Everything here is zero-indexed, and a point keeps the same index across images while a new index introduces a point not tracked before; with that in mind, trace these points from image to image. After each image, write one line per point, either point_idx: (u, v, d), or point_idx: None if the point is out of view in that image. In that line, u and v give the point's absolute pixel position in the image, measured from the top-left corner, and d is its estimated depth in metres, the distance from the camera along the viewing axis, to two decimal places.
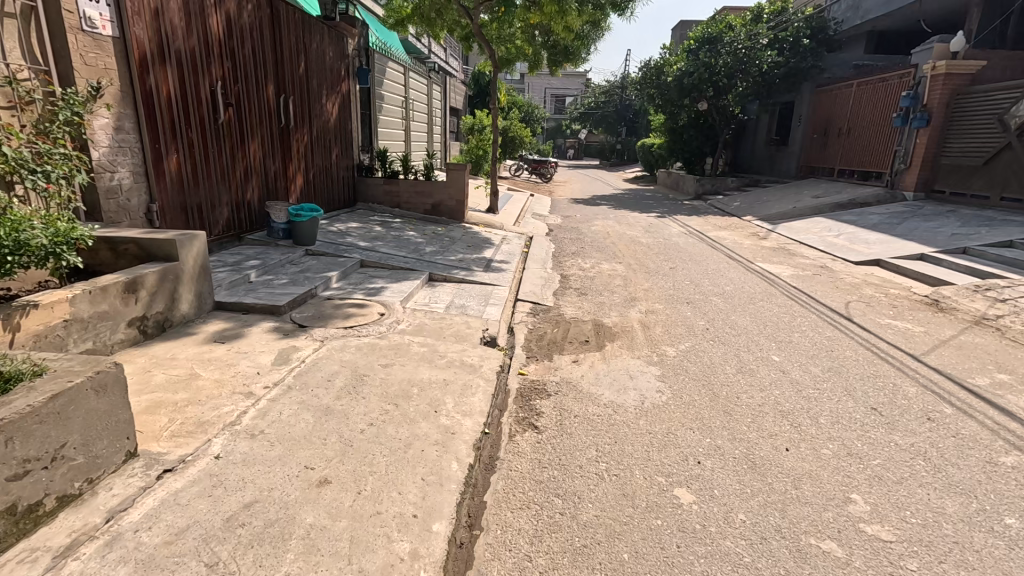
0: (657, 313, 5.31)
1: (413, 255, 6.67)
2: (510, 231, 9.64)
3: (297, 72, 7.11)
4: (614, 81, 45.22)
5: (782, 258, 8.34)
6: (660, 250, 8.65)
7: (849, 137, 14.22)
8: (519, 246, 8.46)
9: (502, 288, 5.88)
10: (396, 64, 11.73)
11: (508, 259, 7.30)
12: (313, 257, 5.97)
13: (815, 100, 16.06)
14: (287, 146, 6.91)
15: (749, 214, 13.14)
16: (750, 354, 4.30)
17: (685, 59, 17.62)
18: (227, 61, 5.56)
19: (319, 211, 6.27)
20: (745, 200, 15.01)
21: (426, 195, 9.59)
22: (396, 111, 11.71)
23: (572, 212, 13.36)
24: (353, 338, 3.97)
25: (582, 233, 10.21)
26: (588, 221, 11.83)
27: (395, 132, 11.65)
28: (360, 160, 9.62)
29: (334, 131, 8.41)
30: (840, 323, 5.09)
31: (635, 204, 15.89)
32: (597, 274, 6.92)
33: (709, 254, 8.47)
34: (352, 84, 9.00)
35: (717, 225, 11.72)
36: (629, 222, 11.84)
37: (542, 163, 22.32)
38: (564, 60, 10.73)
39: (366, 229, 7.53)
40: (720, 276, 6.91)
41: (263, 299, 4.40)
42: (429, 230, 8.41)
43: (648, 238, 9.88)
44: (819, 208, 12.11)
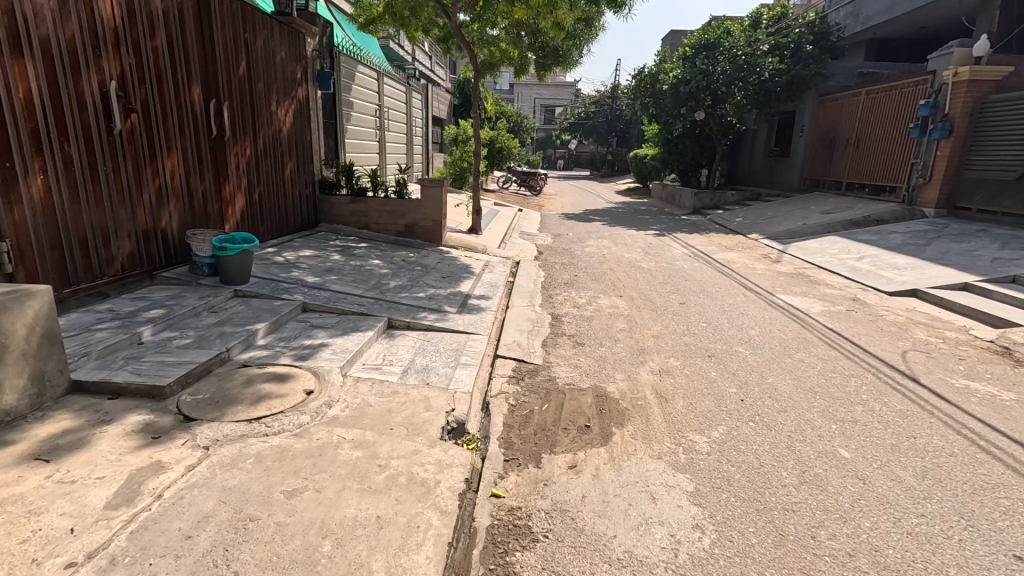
0: (673, 372, 4.22)
1: (373, 293, 5.50)
2: (495, 255, 8.52)
3: (235, 72, 5.96)
4: (604, 92, 44.60)
5: (804, 288, 7.28)
6: (665, 277, 7.60)
7: (858, 149, 13.32)
8: (504, 275, 7.34)
9: (478, 338, 4.74)
10: (369, 68, 10.61)
11: (489, 294, 6.17)
12: (242, 300, 4.77)
13: (818, 109, 15.19)
14: (220, 162, 5.72)
15: (755, 231, 12.13)
16: (808, 445, 3.18)
17: (681, 66, 16.71)
18: (128, 56, 4.40)
19: (254, 241, 5.11)
20: (748, 215, 14.02)
21: (397, 215, 8.45)
22: (368, 121, 10.58)
23: (563, 230, 12.31)
24: (256, 437, 2.79)
25: (574, 256, 9.14)
26: (581, 241, 10.77)
27: (366, 144, 10.51)
28: (321, 175, 8.46)
29: (287, 143, 7.25)
30: (906, 388, 3.99)
31: (630, 219, 14.86)
32: (595, 312, 5.81)
33: (720, 282, 7.42)
34: (311, 89, 7.87)
35: (722, 244, 10.68)
36: (626, 242, 10.77)
37: (531, 175, 21.28)
38: (554, 64, 9.67)
39: (320, 260, 6.35)
40: (739, 314, 5.85)
41: (146, 374, 3.21)
42: (398, 257, 7.26)
43: (649, 261, 8.82)
44: (832, 226, 11.14)
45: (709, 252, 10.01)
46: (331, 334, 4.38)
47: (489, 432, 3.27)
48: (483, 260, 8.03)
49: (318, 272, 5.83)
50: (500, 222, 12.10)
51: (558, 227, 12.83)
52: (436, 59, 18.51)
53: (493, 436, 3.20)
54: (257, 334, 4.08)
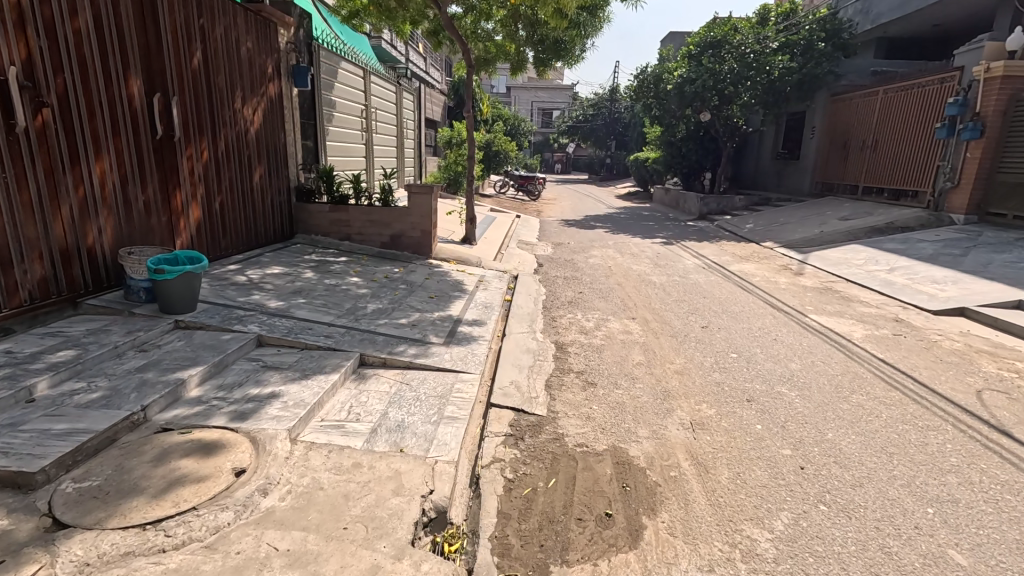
0: (707, 424, 3.43)
1: (346, 320, 4.69)
2: (491, 268, 7.72)
3: (188, 64, 5.16)
4: (603, 94, 43.96)
5: (836, 305, 6.51)
6: (680, 294, 6.81)
7: (875, 151, 12.59)
8: (500, 293, 6.55)
9: (468, 379, 3.93)
10: (355, 65, 9.84)
11: (483, 318, 5.37)
12: (183, 334, 3.95)
13: (831, 110, 14.47)
14: (168, 167, 4.92)
15: (768, 239, 11.37)
16: (905, 543, 2.38)
17: (685, 66, 15.97)
18: (39, 38, 3.61)
19: (202, 262, 4.29)
20: (759, 222, 13.26)
21: (382, 225, 7.65)
22: (354, 122, 9.80)
23: (564, 238, 11.53)
24: (148, 556, 1.98)
25: (577, 269, 8.36)
26: (585, 251, 9.98)
27: (352, 147, 9.72)
28: (298, 181, 7.66)
29: (256, 145, 6.45)
30: (1001, 447, 3.20)
31: (635, 225, 14.09)
32: (605, 340, 5.01)
33: (742, 299, 6.64)
34: (285, 86, 7.07)
35: (736, 254, 9.91)
36: (633, 252, 9.98)
37: (530, 179, 20.65)
38: (554, 58, 8.87)
39: (288, 279, 5.54)
40: (771, 341, 5.06)
41: (18, 452, 2.40)
42: (381, 273, 6.45)
43: (660, 274, 8.03)
44: (853, 233, 10.37)
45: (723, 262, 9.23)
46: (286, 379, 3.56)
47: (477, 524, 2.46)
48: (477, 275, 7.24)
49: (283, 295, 5.01)
50: (497, 230, 11.31)
51: (558, 234, 12.05)
52: (430, 59, 17.75)
53: (483, 533, 2.39)
54: (189, 383, 3.26)
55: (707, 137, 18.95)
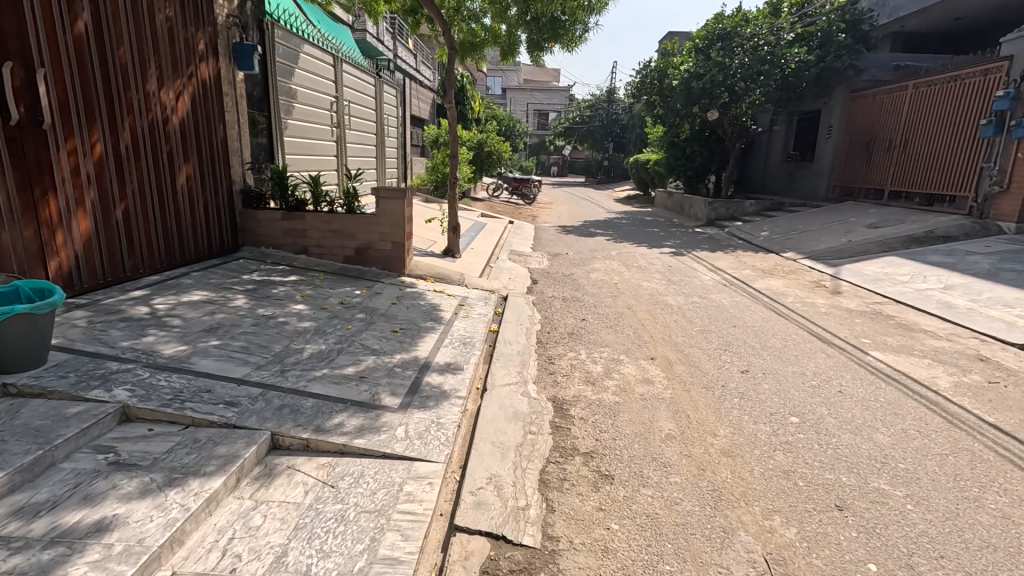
0: (790, 562, 2.21)
1: (268, 373, 3.43)
2: (475, 288, 6.51)
3: (68, 28, 3.91)
4: (600, 96, 42.87)
5: (896, 335, 5.32)
6: (702, 321, 5.60)
7: (906, 152, 11.50)
8: (484, 320, 5.30)
9: (427, 474, 2.67)
10: (323, 51, 8.60)
11: (458, 361, 4.13)
12: (8, 408, 2.68)
13: (851, 108, 13.38)
14: (33, 166, 3.69)
15: (789, 249, 10.19)
16: None
17: (692, 59, 14.79)
18: None
19: (55, 298, 2.98)
20: (774, 229, 12.10)
21: (345, 235, 6.43)
22: (321, 116, 8.56)
23: (561, 247, 10.32)
24: None
25: (576, 286, 7.15)
26: (585, 262, 8.78)
27: (318, 144, 8.48)
28: (245, 183, 6.42)
29: (182, 139, 5.19)
30: None
31: (638, 232, 12.91)
32: (618, 394, 3.79)
33: (779, 328, 5.44)
34: (223, 68, 5.82)
35: (757, 267, 8.73)
36: (640, 264, 8.78)
37: (525, 182, 19.59)
38: (551, 40, 7.58)
39: (208, 310, 4.27)
40: (837, 394, 3.85)
41: None
42: (336, 298, 5.19)
43: (675, 293, 6.83)
44: (886, 243, 9.21)
45: (745, 277, 8.04)
46: (139, 486, 2.29)
47: None
48: (457, 296, 6.03)
49: (191, 335, 3.76)
50: (485, 238, 10.08)
51: (554, 243, 10.86)
52: (417, 52, 16.53)
53: None
54: None
55: (713, 138, 17.81)
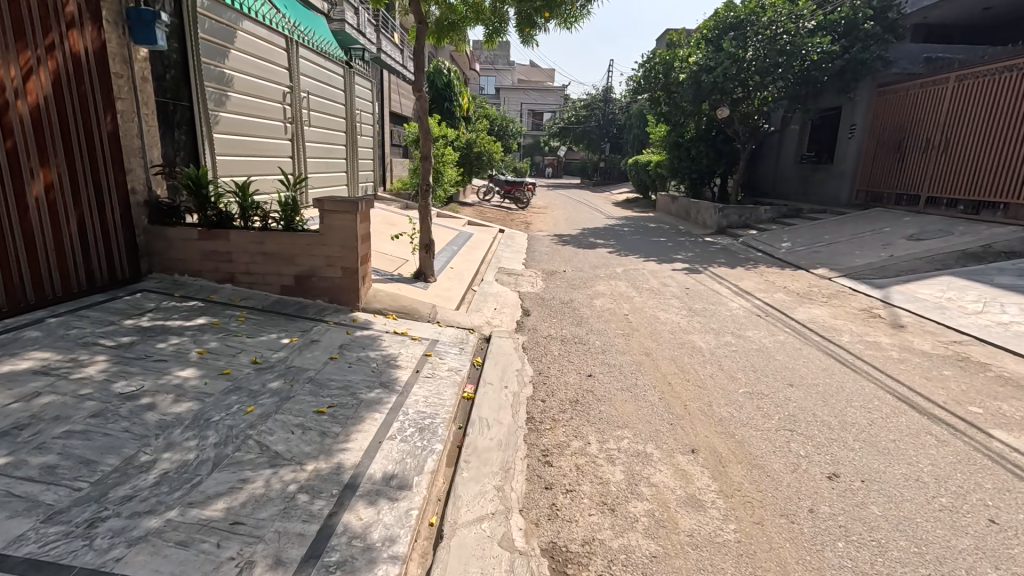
0: None
1: (60, 530, 1.99)
2: (449, 325, 5.13)
3: None
4: (596, 95, 41.63)
5: (1012, 399, 3.96)
6: (747, 378, 4.22)
7: (947, 153, 10.23)
8: (454, 382, 3.90)
9: None
10: (272, 31, 7.16)
11: (405, 472, 2.71)
12: None
13: (879, 104, 12.08)
14: None
15: (820, 265, 8.85)
16: None
17: (701, 51, 13.45)
18: None
19: None
20: (796, 239, 10.79)
21: (280, 259, 5.01)
22: (269, 109, 7.11)
23: (557, 263, 8.94)
24: None
25: (578, 318, 5.75)
26: (587, 284, 7.40)
27: (264, 143, 7.02)
28: (151, 192, 4.97)
29: (36, 132, 3.76)
30: None
31: (643, 243, 11.57)
32: (653, 538, 2.37)
33: (852, 389, 4.07)
34: (110, 41, 4.44)
35: (789, 290, 7.38)
36: (652, 285, 7.41)
37: (518, 185, 18.24)
38: (545, 9, 6.08)
39: (29, 391, 2.83)
40: (996, 532, 2.46)
41: None
42: (250, 353, 3.77)
43: (701, 329, 5.45)
44: (938, 260, 7.88)
45: (780, 303, 6.69)
46: None
47: None
48: (423, 341, 4.64)
49: None
50: (469, 252, 8.67)
51: (549, 257, 9.49)
52: (399, 44, 15.11)
53: None
54: None
55: (721, 139, 16.50)
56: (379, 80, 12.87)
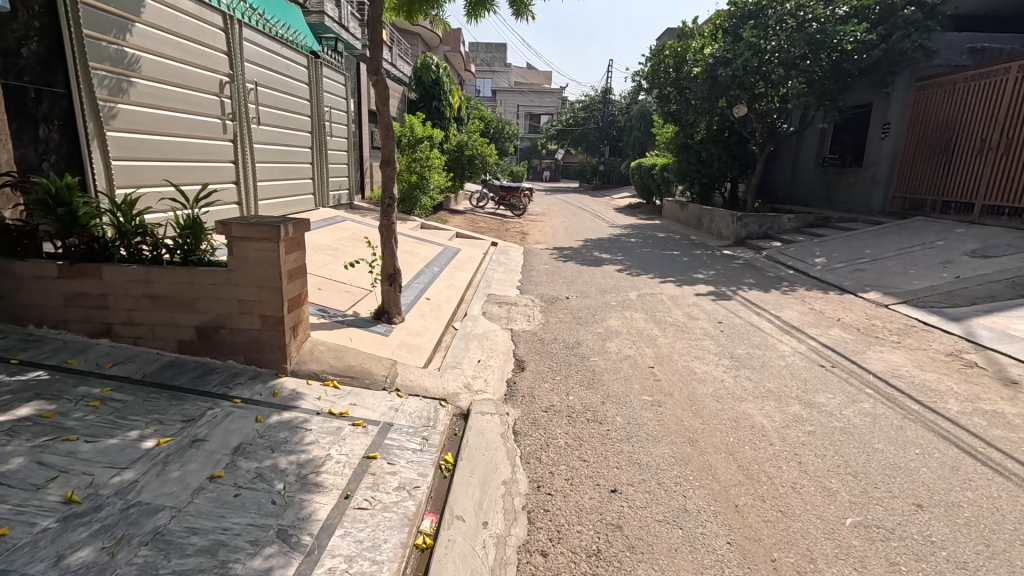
0: None
1: None
2: (413, 394, 3.72)
3: None
4: (595, 97, 40.35)
5: None
6: (850, 494, 2.80)
7: (1007, 155, 8.89)
8: (403, 518, 2.46)
9: None
10: (202, 4, 5.73)
11: None
12: None
13: (920, 100, 10.71)
14: None
15: (870, 289, 7.46)
16: None
17: (717, 42, 12.12)
18: None
19: None
20: (832, 254, 9.43)
21: (175, 305, 3.59)
22: (196, 102, 5.68)
23: (558, 286, 7.52)
24: None
25: (588, 376, 4.33)
26: (596, 318, 5.98)
27: (190, 144, 5.59)
28: None
29: None
30: None
31: (655, 258, 10.22)
32: None
33: (1018, 515, 2.65)
34: None
35: (844, 323, 5.99)
36: (676, 319, 6.02)
37: (513, 191, 16.91)
38: None
39: None
40: None
41: None
42: (74, 477, 2.36)
43: (755, 393, 4.05)
44: (1020, 284, 6.49)
45: (839, 344, 5.30)
46: None
47: None
48: (370, 426, 3.22)
49: None
50: (452, 274, 7.25)
51: (548, 278, 8.12)
52: None
53: None
54: None
55: (735, 141, 15.13)
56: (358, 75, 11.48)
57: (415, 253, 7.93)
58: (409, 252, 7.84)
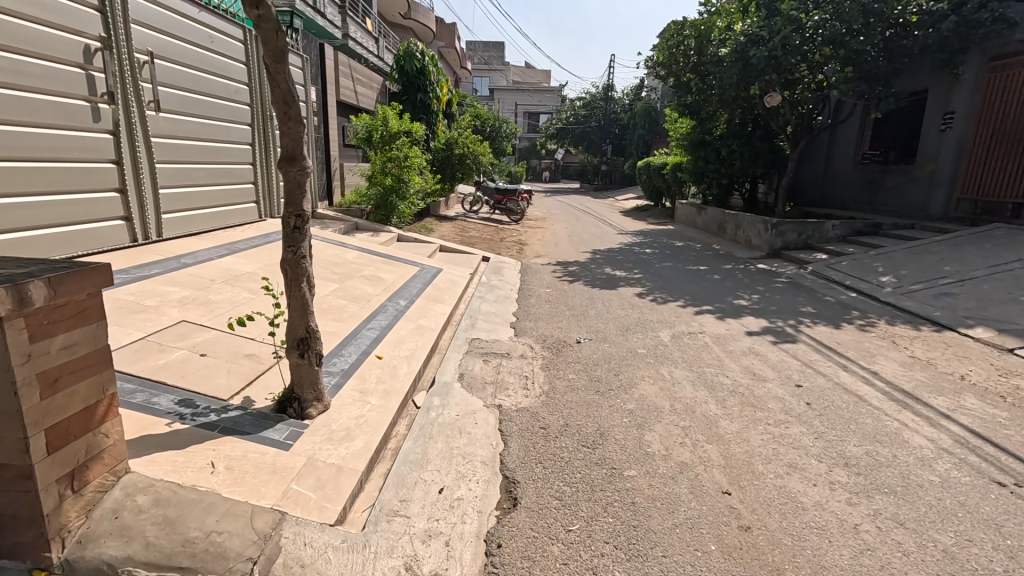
0: None
1: None
2: None
3: None
4: (596, 94, 38.61)
5: None
6: None
7: None
8: None
9: None
10: None
11: None
12: None
13: (995, 84, 8.97)
14: None
15: (976, 323, 5.66)
16: None
17: (748, 18, 10.35)
18: None
19: None
20: (901, 272, 7.64)
21: None
22: (30, 73, 3.88)
23: (564, 323, 5.73)
24: None
25: (626, 523, 2.52)
26: (622, 382, 4.18)
27: (44, 135, 4.01)
28: None
29: None
30: None
31: (680, 277, 8.45)
32: None
33: None
34: None
35: (976, 386, 4.20)
36: (736, 381, 4.22)
37: (509, 195, 15.30)
38: None
39: None
40: None
41: None
42: None
43: (933, 570, 2.24)
44: None
45: (996, 430, 3.50)
46: None
47: None
48: None
49: None
50: (423, 308, 5.45)
51: (550, 308, 6.32)
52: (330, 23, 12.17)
53: None
54: None
55: (759, 136, 13.45)
56: (330, 59, 9.71)
57: (379, 277, 6.14)
58: (371, 277, 6.04)
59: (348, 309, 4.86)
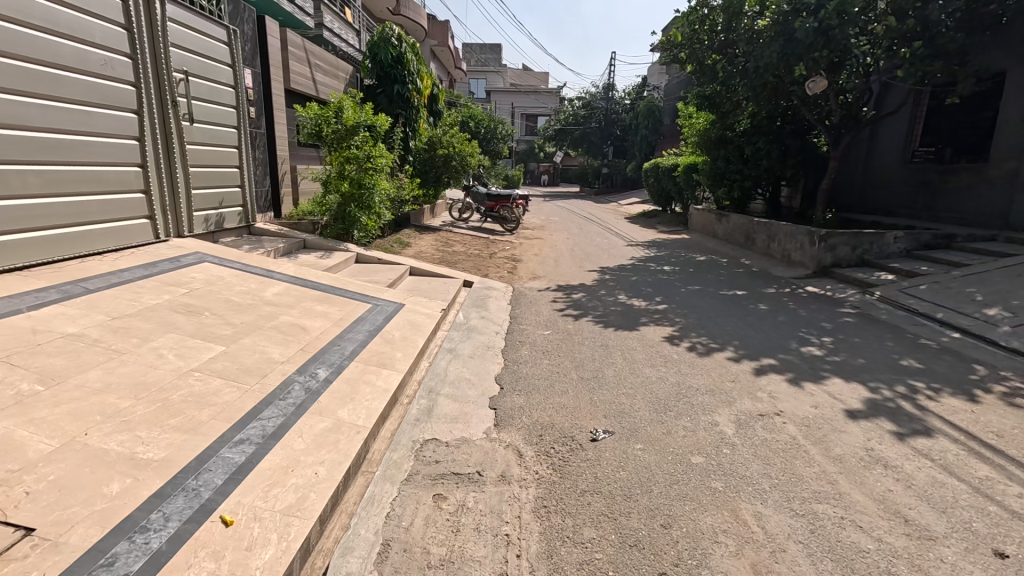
0: None
1: None
2: None
3: None
4: (596, 93, 36.80)
5: None
6: None
7: None
8: None
9: None
10: None
11: None
12: None
13: None
14: None
15: None
16: None
17: None
18: None
19: None
20: (1012, 303, 5.80)
21: None
22: None
23: (571, 397, 3.86)
24: None
25: None
26: (680, 551, 2.30)
27: None
28: None
29: None
30: None
31: (716, 307, 6.61)
32: None
33: None
34: None
35: None
36: (886, 544, 2.35)
37: (502, 201, 13.47)
38: None
39: None
40: None
41: None
42: None
43: None
44: None
45: None
46: None
47: None
48: None
49: None
50: (357, 381, 3.57)
51: (549, 367, 4.46)
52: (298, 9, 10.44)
53: None
54: None
55: (789, 132, 11.71)
56: (277, 38, 7.90)
57: (304, 325, 4.27)
58: (290, 327, 4.17)
59: (221, 395, 2.99)
